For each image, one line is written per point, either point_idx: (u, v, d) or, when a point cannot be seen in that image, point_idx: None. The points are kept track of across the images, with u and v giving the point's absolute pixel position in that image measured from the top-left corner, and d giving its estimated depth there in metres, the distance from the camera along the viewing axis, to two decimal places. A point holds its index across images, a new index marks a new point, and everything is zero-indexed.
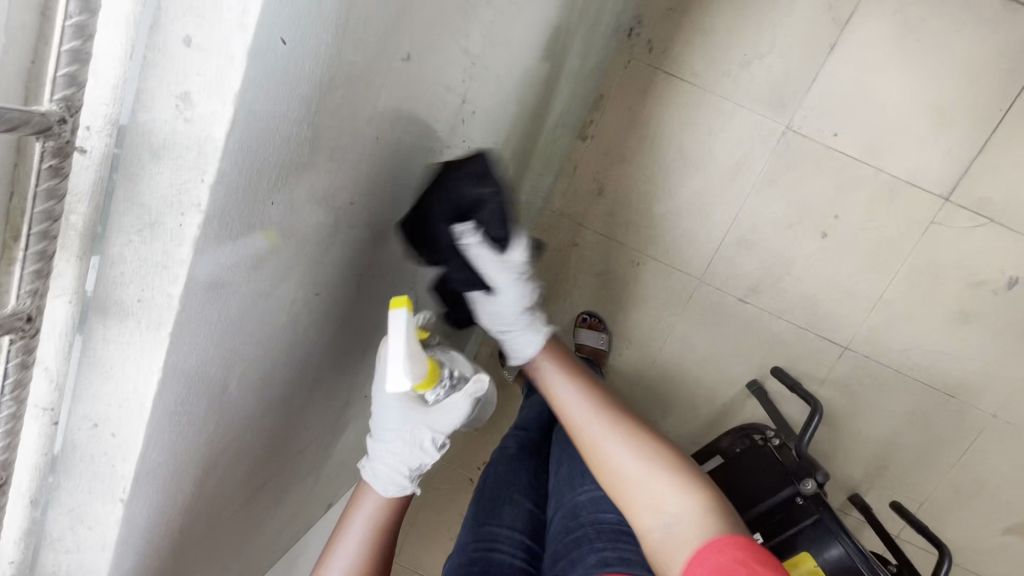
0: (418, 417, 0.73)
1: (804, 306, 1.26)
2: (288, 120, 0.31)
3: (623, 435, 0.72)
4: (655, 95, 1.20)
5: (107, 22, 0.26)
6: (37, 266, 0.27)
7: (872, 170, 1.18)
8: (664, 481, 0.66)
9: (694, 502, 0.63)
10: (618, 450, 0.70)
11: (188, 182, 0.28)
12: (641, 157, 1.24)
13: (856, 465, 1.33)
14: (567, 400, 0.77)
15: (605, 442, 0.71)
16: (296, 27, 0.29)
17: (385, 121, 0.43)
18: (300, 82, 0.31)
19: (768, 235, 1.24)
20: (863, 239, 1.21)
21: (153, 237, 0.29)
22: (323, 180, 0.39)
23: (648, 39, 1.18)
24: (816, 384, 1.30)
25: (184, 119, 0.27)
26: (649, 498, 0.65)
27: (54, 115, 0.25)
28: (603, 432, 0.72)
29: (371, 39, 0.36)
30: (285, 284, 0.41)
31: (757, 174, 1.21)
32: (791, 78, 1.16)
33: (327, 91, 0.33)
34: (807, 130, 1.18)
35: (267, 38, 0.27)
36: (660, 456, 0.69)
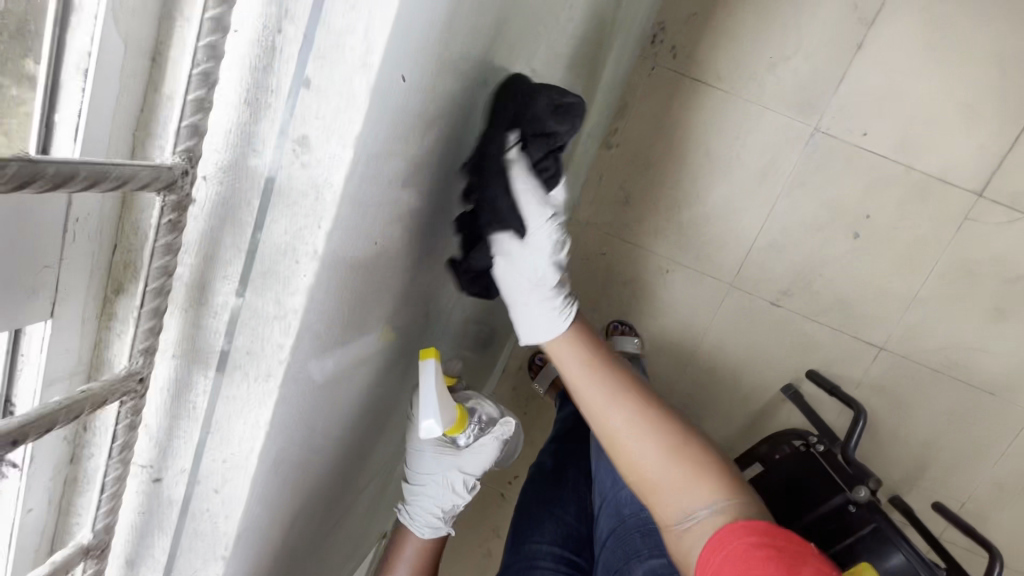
0: (450, 461, 0.79)
1: (837, 307, 1.25)
2: (394, 155, 0.32)
3: (649, 428, 0.66)
4: (681, 102, 1.19)
5: (229, 65, 0.27)
6: (151, 323, 0.30)
7: (903, 169, 1.17)
8: (699, 482, 0.62)
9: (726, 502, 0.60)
10: (648, 452, 0.65)
11: (304, 229, 0.29)
12: (668, 164, 1.23)
13: (894, 465, 1.32)
14: (597, 405, 0.68)
15: (636, 445, 0.65)
16: (412, 61, 0.29)
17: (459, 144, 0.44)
18: (405, 116, 0.31)
19: (799, 238, 1.23)
20: (896, 238, 1.20)
21: (266, 288, 0.31)
22: (411, 208, 0.39)
23: (671, 45, 1.17)
24: (851, 387, 1.29)
25: (301, 163, 0.28)
26: (678, 503, 0.62)
27: (178, 167, 0.27)
28: (613, 416, 0.66)
29: (459, 66, 0.36)
30: (371, 317, 0.42)
31: (785, 177, 1.20)
32: (817, 79, 1.15)
33: (424, 118, 0.34)
34: (834, 131, 1.17)
35: (388, 75, 0.27)
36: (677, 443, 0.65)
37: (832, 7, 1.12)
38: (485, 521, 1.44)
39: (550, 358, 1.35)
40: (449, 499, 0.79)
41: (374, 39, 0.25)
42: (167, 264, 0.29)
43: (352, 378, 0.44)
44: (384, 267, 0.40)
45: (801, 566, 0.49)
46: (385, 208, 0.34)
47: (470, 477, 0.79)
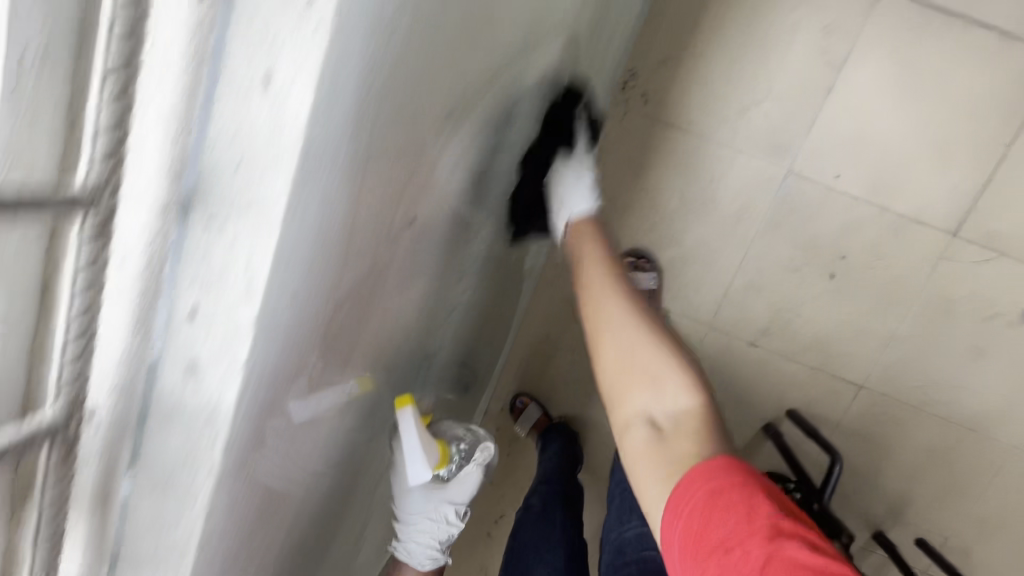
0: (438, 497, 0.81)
1: (816, 346, 1.25)
2: (292, 357, 0.35)
3: (645, 330, 0.64)
4: (654, 146, 1.20)
5: (111, 301, 0.26)
6: (45, 546, 0.30)
7: (876, 210, 1.17)
8: (671, 381, 0.60)
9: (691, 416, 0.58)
10: (634, 345, 0.63)
11: (198, 444, 0.32)
12: (644, 207, 1.23)
13: (877, 501, 1.32)
14: (597, 282, 0.68)
15: (622, 329, 0.64)
16: (305, 278, 0.32)
17: (384, 293, 0.47)
18: (302, 322, 0.34)
19: (776, 278, 1.23)
20: (873, 278, 1.20)
21: (169, 486, 0.34)
22: (327, 374, 0.43)
23: (643, 91, 1.17)
24: (832, 425, 1.29)
25: (192, 384, 0.31)
26: (647, 397, 0.60)
27: (58, 418, 0.26)
28: (617, 308, 0.66)
29: (370, 240, 0.38)
30: (296, 466, 0.46)
31: (760, 219, 1.20)
32: (790, 122, 1.15)
33: (327, 309, 0.37)
34: (808, 173, 1.17)
35: (274, 303, 0.30)
36: (671, 350, 0.63)
37: (802, 51, 1.12)
38: (472, 561, 1.44)
39: (532, 400, 1.35)
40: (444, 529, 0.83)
41: (254, 275, 0.28)
42: (60, 494, 0.29)
43: (285, 497, 0.48)
44: (316, 403, 0.44)
45: (772, 517, 0.46)
46: (298, 371, 0.38)
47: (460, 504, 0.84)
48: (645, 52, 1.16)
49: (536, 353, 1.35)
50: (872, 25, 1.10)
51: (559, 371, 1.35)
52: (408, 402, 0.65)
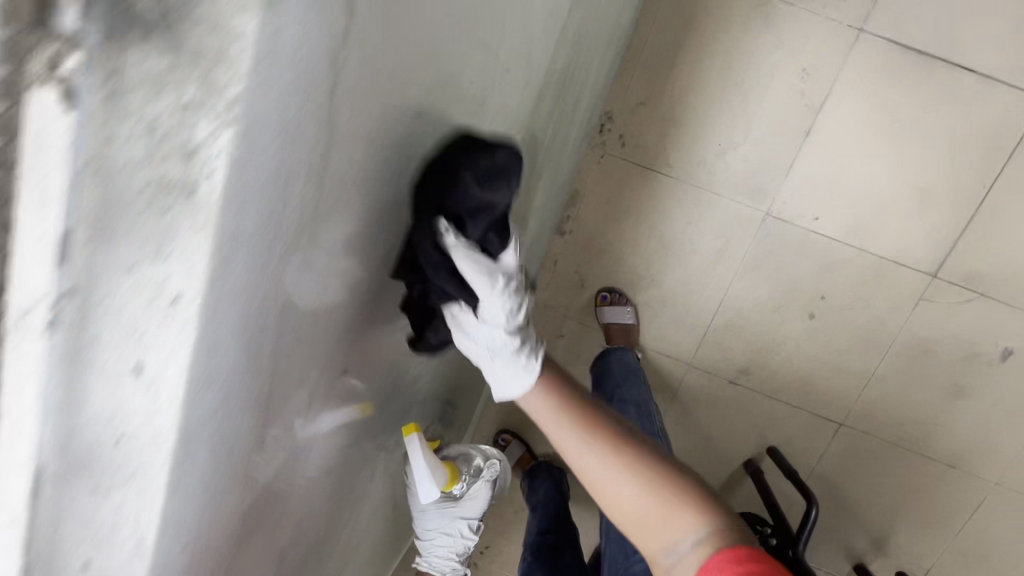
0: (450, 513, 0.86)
1: (796, 385, 1.26)
2: (206, 556, 0.35)
3: (626, 463, 0.57)
4: (631, 189, 1.19)
5: None
6: None
7: (855, 252, 1.16)
8: (671, 505, 0.55)
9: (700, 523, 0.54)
10: (620, 487, 0.56)
11: None
12: (622, 249, 1.22)
13: (858, 533, 1.33)
14: (564, 441, 0.58)
15: (603, 474, 0.57)
16: (202, 497, 0.32)
17: (320, 439, 0.47)
18: (210, 527, 0.35)
19: (756, 318, 1.23)
20: (853, 318, 1.20)
21: None
22: (260, 538, 0.43)
23: (619, 133, 1.16)
24: (812, 461, 1.30)
25: None
26: (656, 534, 0.55)
27: None
28: (588, 455, 0.57)
29: (284, 422, 0.39)
30: None
31: (739, 260, 1.20)
32: (767, 165, 1.14)
33: (241, 498, 0.37)
34: (786, 216, 1.16)
35: (166, 536, 0.30)
36: (658, 474, 0.57)
37: (779, 94, 1.10)
38: None
39: (514, 438, 1.36)
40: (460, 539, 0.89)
41: (145, 530, 0.28)
42: None
43: None
44: (257, 562, 0.44)
45: None
46: (216, 564, 0.37)
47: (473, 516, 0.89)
48: (621, 94, 1.14)
49: None
50: (851, 68, 1.08)
51: None
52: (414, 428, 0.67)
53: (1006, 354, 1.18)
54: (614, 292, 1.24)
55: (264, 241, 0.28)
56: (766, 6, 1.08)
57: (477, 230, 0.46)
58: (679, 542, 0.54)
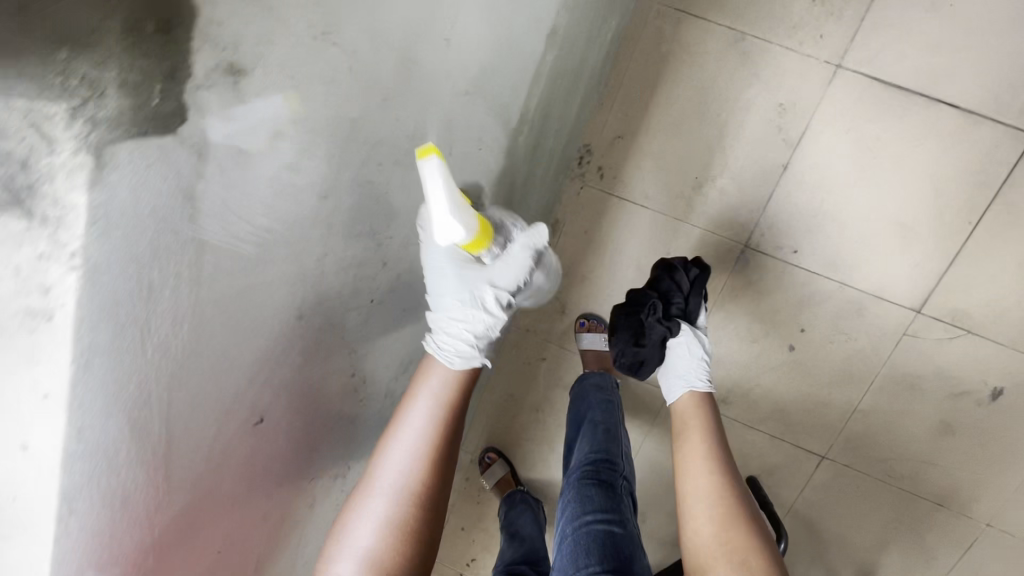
0: (476, 277, 0.70)
1: (777, 415, 1.26)
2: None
3: (721, 506, 0.87)
4: (609, 219, 1.22)
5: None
6: None
7: (836, 285, 1.16)
8: (750, 559, 0.80)
9: (747, 557, 0.80)
10: (700, 503, 0.88)
11: None
12: (602, 277, 1.25)
13: (844, 567, 1.32)
14: (694, 458, 0.94)
15: (707, 489, 0.89)
16: (92, 530, 0.40)
17: (249, 487, 0.52)
18: (115, 560, 0.42)
19: (735, 349, 1.23)
20: (834, 352, 1.19)
21: None
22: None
23: (598, 166, 1.19)
24: (794, 492, 1.30)
25: None
26: (711, 547, 0.83)
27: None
28: (699, 476, 0.91)
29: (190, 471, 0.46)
30: None
31: (718, 290, 1.21)
32: (746, 198, 1.15)
33: (158, 537, 0.44)
34: (765, 248, 1.17)
35: (67, 552, 0.39)
36: (742, 535, 0.83)
37: (756, 128, 1.12)
38: None
39: (498, 457, 1.38)
40: (480, 319, 0.70)
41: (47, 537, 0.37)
42: None
43: None
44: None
45: None
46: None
47: (505, 291, 0.71)
48: (599, 128, 1.17)
49: (503, 412, 1.39)
50: (828, 103, 1.08)
51: (523, 430, 1.39)
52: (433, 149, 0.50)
53: (995, 393, 1.16)
54: (592, 318, 1.27)
55: (120, 323, 0.39)
56: (741, 44, 1.10)
57: (689, 307, 1.09)
58: None
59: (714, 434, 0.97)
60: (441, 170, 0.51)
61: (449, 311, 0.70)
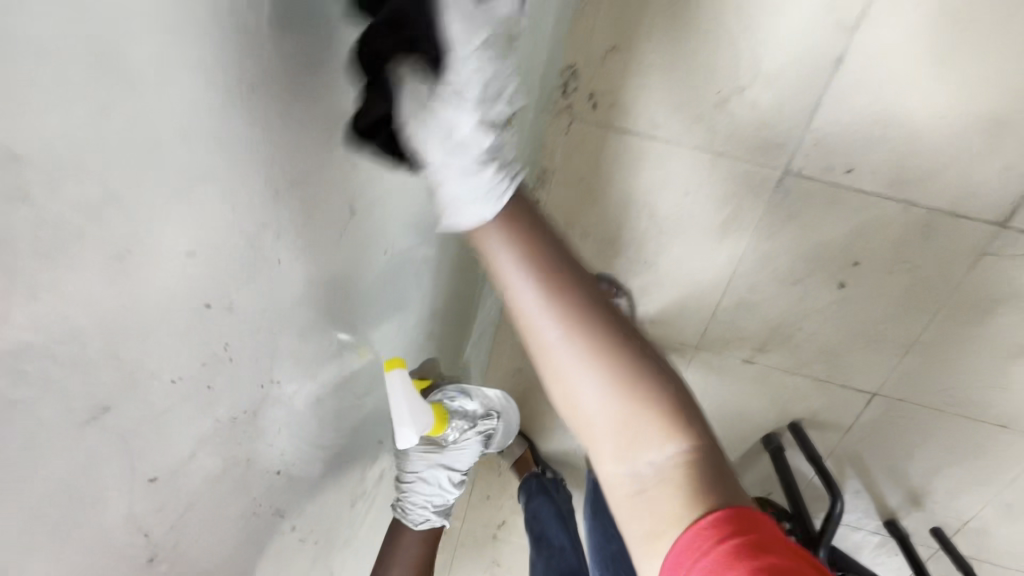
0: (435, 458, 0.85)
1: (822, 359, 1.10)
2: None
3: (600, 351, 0.51)
4: (610, 159, 0.96)
5: None
6: None
7: (900, 206, 0.93)
8: (655, 419, 0.49)
9: (623, 393, 0.50)
10: (582, 381, 0.51)
11: None
12: (607, 231, 1.04)
13: (892, 492, 1.26)
14: (543, 336, 0.52)
15: (571, 373, 0.51)
16: None
17: None
18: None
19: (773, 294, 1.04)
20: (893, 285, 1.00)
21: None
22: None
23: (589, 93, 0.91)
24: (840, 430, 1.19)
25: None
26: (599, 450, 0.52)
27: None
28: (538, 299, 0.52)
29: None
30: None
31: (751, 230, 0.99)
32: (786, 110, 0.88)
33: None
34: (810, 171, 0.92)
35: None
36: (640, 385, 0.50)
37: (801, 10, 0.81)
38: (482, 557, 1.50)
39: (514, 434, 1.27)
40: (440, 496, 0.88)
41: None
42: None
43: None
44: None
45: (772, 532, 0.44)
46: None
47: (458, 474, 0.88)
48: (585, 40, 0.87)
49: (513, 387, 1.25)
50: None
51: (538, 404, 1.26)
52: (397, 364, 0.69)
53: None
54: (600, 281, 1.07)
55: None
56: None
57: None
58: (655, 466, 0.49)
59: (544, 263, 0.53)
60: (399, 377, 0.69)
61: (415, 479, 0.84)
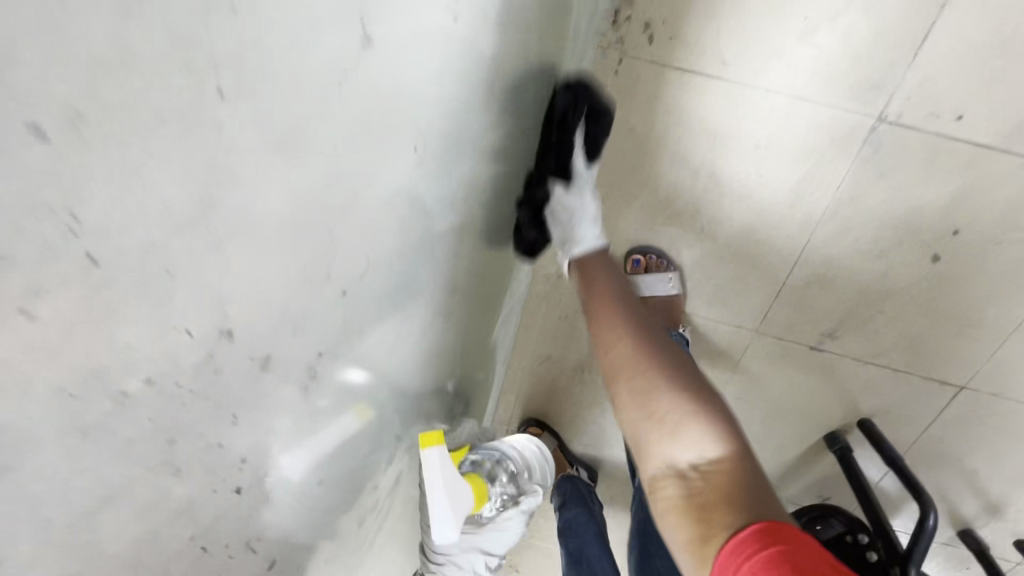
0: (471, 539, 0.77)
1: (904, 346, 0.95)
2: None
3: (659, 361, 0.60)
4: (667, 106, 0.81)
5: None
6: None
7: (1018, 162, 0.77)
8: (700, 422, 0.54)
9: (676, 396, 0.57)
10: (640, 376, 0.59)
11: None
12: (659, 194, 0.89)
13: (971, 501, 1.10)
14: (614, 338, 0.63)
15: (635, 373, 0.60)
16: None
17: None
18: None
19: (852, 269, 0.89)
20: (998, 259, 0.85)
21: None
22: None
23: (644, 23, 0.76)
24: (917, 429, 1.04)
25: None
26: (657, 455, 0.55)
27: None
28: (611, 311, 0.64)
29: None
30: None
31: (832, 192, 0.83)
32: (887, 42, 0.72)
33: None
34: (910, 118, 0.77)
35: None
36: (690, 395, 0.56)
37: None
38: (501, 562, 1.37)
39: (543, 430, 1.14)
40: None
41: None
42: None
43: None
44: None
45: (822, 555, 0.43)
46: None
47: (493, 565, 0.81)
48: None
49: (541, 376, 1.11)
50: None
51: (569, 395, 1.12)
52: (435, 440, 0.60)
53: None
54: (649, 254, 0.93)
55: None
56: None
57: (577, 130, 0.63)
58: (694, 461, 0.52)
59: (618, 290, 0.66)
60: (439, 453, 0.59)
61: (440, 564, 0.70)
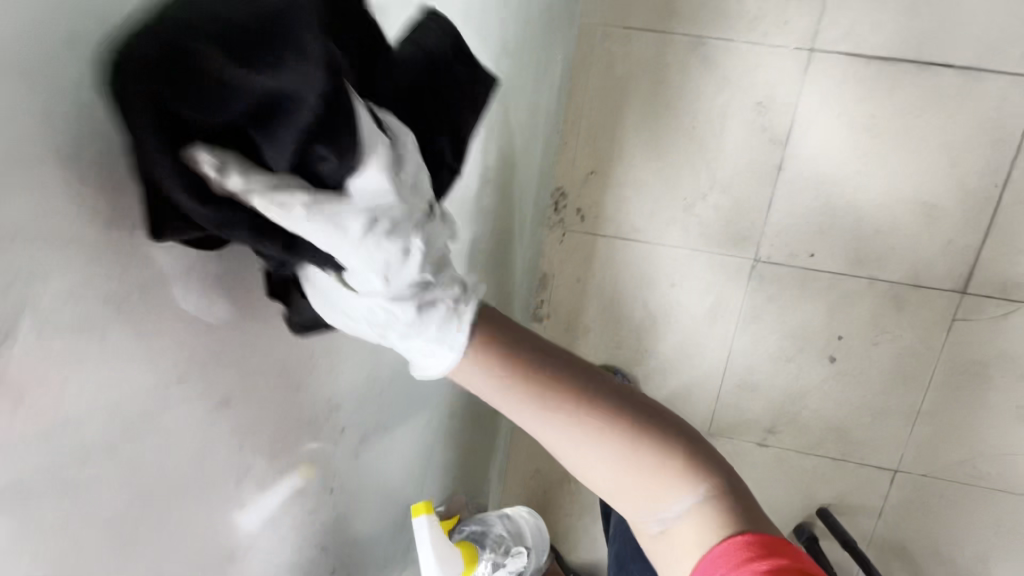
0: None
1: (834, 436, 1.12)
2: None
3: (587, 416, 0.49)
4: (601, 260, 1.11)
5: None
6: None
7: (865, 282, 1.04)
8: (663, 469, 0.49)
9: (629, 450, 0.49)
10: (586, 449, 0.49)
11: None
12: (607, 325, 1.14)
13: None
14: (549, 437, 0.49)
15: (578, 452, 0.49)
16: None
17: None
18: None
19: (771, 374, 1.11)
20: (880, 355, 1.07)
21: None
22: None
23: (576, 208, 1.09)
24: (873, 517, 1.15)
25: None
26: (660, 547, 0.52)
27: None
28: (520, 404, 0.48)
29: None
30: None
31: (737, 314, 1.09)
32: (744, 210, 1.04)
33: None
34: (777, 258, 1.05)
35: None
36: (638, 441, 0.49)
37: (738, 132, 1.01)
38: None
39: None
40: None
41: None
42: None
43: None
44: None
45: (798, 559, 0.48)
46: None
47: None
48: (569, 167, 1.07)
49: (532, 491, 1.25)
50: (810, 91, 0.98)
51: (559, 504, 1.25)
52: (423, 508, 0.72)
53: None
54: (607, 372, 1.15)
55: None
56: (700, 49, 0.98)
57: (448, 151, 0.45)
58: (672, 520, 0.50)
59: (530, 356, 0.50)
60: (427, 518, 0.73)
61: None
